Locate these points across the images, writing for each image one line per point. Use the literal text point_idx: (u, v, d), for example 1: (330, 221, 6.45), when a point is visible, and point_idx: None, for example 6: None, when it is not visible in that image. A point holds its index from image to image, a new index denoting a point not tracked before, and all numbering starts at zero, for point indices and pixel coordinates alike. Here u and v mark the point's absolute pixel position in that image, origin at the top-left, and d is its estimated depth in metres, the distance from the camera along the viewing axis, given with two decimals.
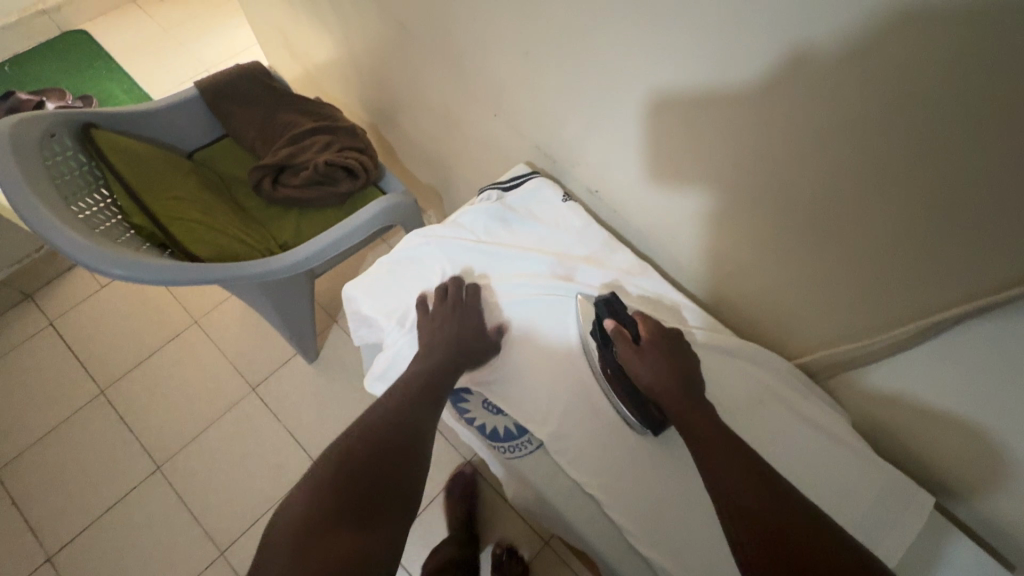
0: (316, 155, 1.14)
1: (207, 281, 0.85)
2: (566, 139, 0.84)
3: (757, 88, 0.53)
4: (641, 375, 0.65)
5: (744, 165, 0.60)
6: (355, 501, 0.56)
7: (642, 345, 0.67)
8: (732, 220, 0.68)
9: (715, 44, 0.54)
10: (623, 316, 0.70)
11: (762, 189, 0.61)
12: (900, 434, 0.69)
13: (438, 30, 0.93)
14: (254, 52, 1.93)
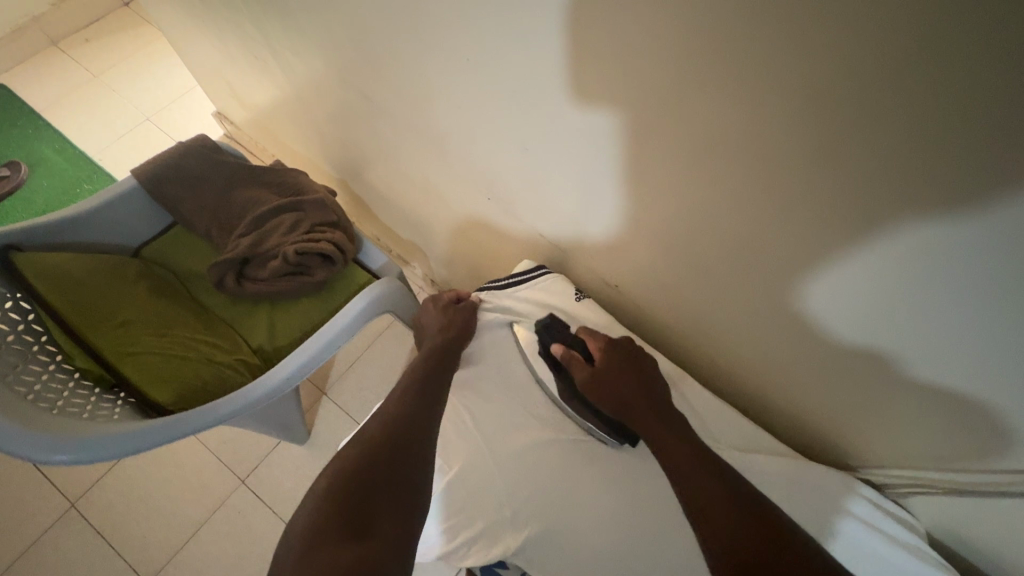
0: (284, 238, 1.00)
1: (172, 438, 0.73)
2: (580, 218, 0.76)
3: (842, 189, 0.45)
4: (601, 402, 0.66)
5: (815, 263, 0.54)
6: (358, 505, 0.51)
7: (593, 368, 0.68)
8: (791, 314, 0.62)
9: (777, 141, 0.46)
10: (568, 338, 0.72)
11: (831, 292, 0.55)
12: (986, 533, 0.63)
13: (416, 97, 0.82)
14: (198, 94, 1.74)
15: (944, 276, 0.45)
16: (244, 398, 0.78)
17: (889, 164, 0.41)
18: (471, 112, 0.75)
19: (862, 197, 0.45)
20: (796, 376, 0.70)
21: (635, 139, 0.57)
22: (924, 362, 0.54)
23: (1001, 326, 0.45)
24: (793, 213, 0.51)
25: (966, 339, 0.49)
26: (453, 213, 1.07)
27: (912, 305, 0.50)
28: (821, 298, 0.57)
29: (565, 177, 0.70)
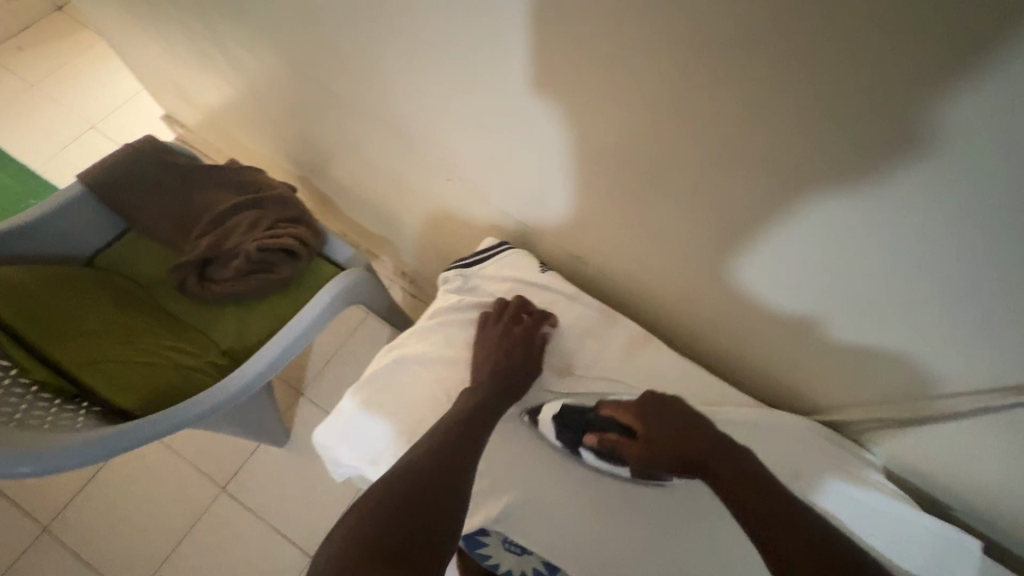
0: (246, 236, 0.98)
1: (141, 442, 0.71)
2: (539, 193, 0.77)
3: (782, 136, 0.47)
4: (663, 469, 0.61)
5: (763, 215, 0.56)
6: (395, 532, 0.48)
7: (642, 439, 0.62)
8: (751, 271, 0.64)
9: (718, 94, 0.47)
10: (592, 420, 0.65)
11: (783, 244, 0.57)
12: (935, 460, 0.67)
13: (368, 81, 0.81)
14: (144, 98, 1.68)
15: (837, 194, 0.48)
16: (213, 398, 0.77)
17: (828, 112, 0.43)
18: (429, 94, 0.74)
19: (810, 152, 0.47)
20: (757, 333, 0.73)
21: (590, 108, 0.58)
22: (853, 310, 0.59)
23: (913, 268, 0.50)
24: (742, 170, 0.52)
25: (883, 283, 0.53)
26: (417, 201, 1.06)
27: (834, 257, 0.54)
28: (749, 239, 0.60)
29: (523, 150, 0.71)
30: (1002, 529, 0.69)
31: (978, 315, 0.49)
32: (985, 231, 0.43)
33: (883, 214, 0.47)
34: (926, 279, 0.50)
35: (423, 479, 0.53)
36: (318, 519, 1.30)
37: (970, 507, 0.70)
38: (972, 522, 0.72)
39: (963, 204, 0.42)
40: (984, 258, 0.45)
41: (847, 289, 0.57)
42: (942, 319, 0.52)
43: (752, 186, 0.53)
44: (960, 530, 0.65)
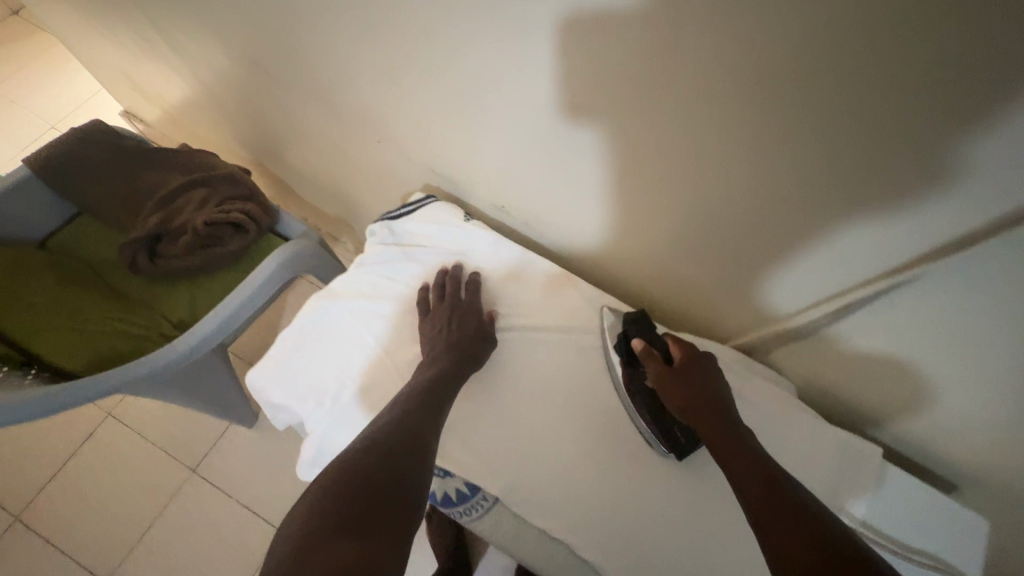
0: (194, 214, 1.01)
1: (91, 398, 0.77)
2: (454, 150, 0.78)
3: (634, 60, 0.48)
4: (674, 403, 0.59)
5: (642, 148, 0.57)
6: (363, 501, 0.45)
7: (677, 366, 0.60)
8: (649, 210, 0.65)
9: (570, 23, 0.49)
10: (652, 334, 0.66)
11: (666, 178, 0.58)
12: (844, 382, 0.69)
13: (289, 49, 0.83)
14: (102, 96, 1.69)
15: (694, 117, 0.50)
16: (159, 360, 0.83)
17: (666, 31, 0.45)
18: (343, 57, 0.76)
19: (687, 82, 0.47)
20: (670, 275, 0.74)
21: (477, 56, 0.59)
22: (778, 259, 0.60)
23: (817, 209, 0.51)
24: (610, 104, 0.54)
25: (798, 226, 0.54)
26: (361, 173, 1.08)
27: (745, 201, 0.55)
28: (639, 178, 0.60)
29: (431, 103, 0.73)
30: (914, 447, 0.71)
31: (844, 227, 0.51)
32: (870, 162, 0.44)
33: (778, 148, 0.48)
34: (835, 218, 0.51)
35: (387, 449, 0.50)
36: (287, 498, 1.31)
37: (883, 429, 0.72)
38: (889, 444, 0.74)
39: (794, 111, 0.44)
40: (869, 189, 0.46)
41: (759, 229, 0.57)
42: (821, 238, 0.54)
43: (623, 119, 0.55)
44: (867, 445, 0.67)
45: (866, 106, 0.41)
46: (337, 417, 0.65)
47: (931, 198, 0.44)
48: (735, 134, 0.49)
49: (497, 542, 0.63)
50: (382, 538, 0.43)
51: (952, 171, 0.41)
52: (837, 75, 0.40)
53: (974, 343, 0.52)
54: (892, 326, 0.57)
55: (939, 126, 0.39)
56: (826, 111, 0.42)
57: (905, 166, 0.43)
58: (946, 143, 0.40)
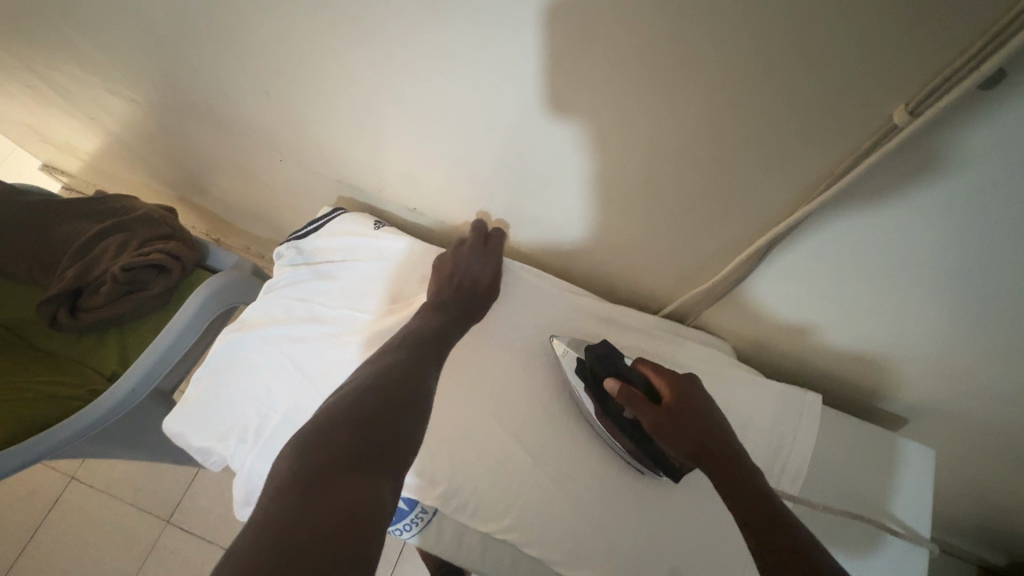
0: (112, 261, 0.97)
1: (19, 465, 0.75)
2: (365, 155, 0.79)
3: (490, 33, 0.49)
4: (674, 449, 0.54)
5: (527, 119, 0.58)
6: (365, 440, 0.45)
7: (668, 407, 0.56)
8: (553, 183, 0.65)
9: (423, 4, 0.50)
10: (624, 370, 0.61)
11: (557, 146, 0.59)
12: (769, 329, 0.70)
13: (182, 77, 0.82)
14: (19, 154, 1.63)
15: (560, 79, 0.51)
16: (86, 416, 0.80)
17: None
18: (237, 68, 0.74)
19: (539, 46, 0.48)
20: (591, 249, 0.75)
21: (364, 42, 0.58)
22: (683, 222, 0.61)
23: (703, 164, 0.52)
24: (494, 75, 0.54)
25: (691, 184, 0.55)
26: (285, 194, 1.07)
27: (638, 166, 0.56)
28: (532, 148, 0.61)
29: (329, 110, 0.73)
30: (846, 383, 0.73)
31: (725, 171, 0.52)
32: (736, 108, 0.45)
33: (651, 106, 0.49)
34: (722, 171, 0.52)
35: (388, 392, 0.51)
36: None
37: (815, 372, 0.74)
38: (823, 386, 0.76)
39: (655, 62, 0.44)
40: (743, 136, 0.47)
41: (655, 193, 0.59)
42: (708, 187, 0.54)
43: (506, 98, 0.56)
44: (804, 389, 0.67)
45: (717, 52, 0.41)
46: (262, 449, 0.62)
47: (797, 138, 0.45)
48: (608, 95, 0.50)
49: (445, 546, 0.62)
50: (386, 475, 0.44)
51: (808, 107, 0.42)
52: (683, 15, 0.40)
53: (880, 276, 0.54)
54: (807, 277, 0.59)
55: (785, 64, 0.40)
56: (682, 57, 0.43)
57: (769, 109, 0.44)
58: (790, 88, 0.41)
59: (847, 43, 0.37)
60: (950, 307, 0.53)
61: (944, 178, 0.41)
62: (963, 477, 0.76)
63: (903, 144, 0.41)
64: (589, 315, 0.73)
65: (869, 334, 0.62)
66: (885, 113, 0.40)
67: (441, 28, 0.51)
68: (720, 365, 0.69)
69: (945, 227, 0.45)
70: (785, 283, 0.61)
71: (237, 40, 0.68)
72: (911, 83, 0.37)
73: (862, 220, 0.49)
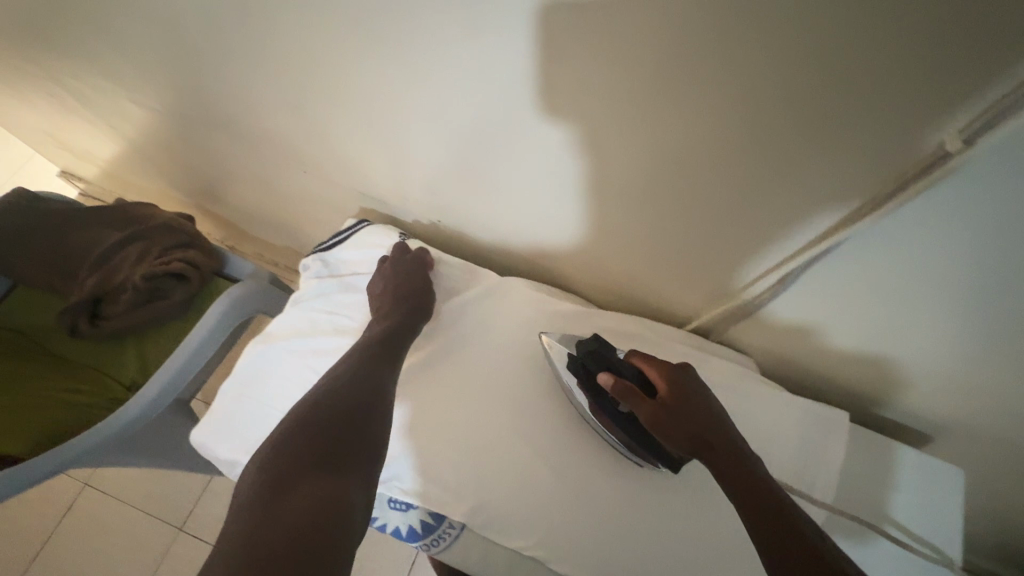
0: (132, 270, 0.97)
1: (43, 476, 0.75)
2: (388, 168, 0.80)
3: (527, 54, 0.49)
4: (674, 443, 0.54)
5: (559, 138, 0.58)
6: (322, 454, 0.50)
7: (663, 401, 0.55)
8: (581, 200, 0.65)
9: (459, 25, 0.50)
10: (616, 362, 0.59)
11: (590, 164, 0.59)
12: (797, 345, 0.70)
13: (207, 90, 0.83)
14: (38, 160, 1.64)
15: (598, 101, 0.51)
16: (109, 427, 0.80)
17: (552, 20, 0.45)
18: (263, 81, 0.74)
19: (577, 68, 0.48)
20: (616, 264, 0.75)
21: (395, 60, 0.58)
22: (715, 241, 0.61)
23: (747, 190, 0.52)
24: (528, 94, 0.54)
25: (732, 208, 0.55)
26: (304, 203, 1.07)
27: (672, 185, 0.56)
28: (563, 166, 0.61)
29: (354, 124, 0.74)
30: (874, 400, 0.72)
31: (763, 194, 0.52)
32: (786, 136, 0.45)
33: (700, 133, 0.49)
34: (766, 198, 0.52)
35: (340, 404, 0.54)
36: None
37: (840, 388, 0.73)
38: (847, 402, 0.75)
39: (710, 89, 0.44)
40: (786, 160, 0.47)
41: (687, 212, 0.58)
42: (744, 209, 0.54)
43: (539, 117, 0.56)
44: (833, 408, 0.67)
45: (774, 83, 0.41)
46: None
47: (850, 167, 0.45)
48: (655, 121, 0.50)
49: (471, 563, 0.62)
50: (341, 483, 0.48)
51: (863, 139, 0.42)
52: (730, 40, 0.40)
53: (914, 297, 0.54)
54: (839, 297, 0.59)
55: (845, 96, 0.40)
56: (727, 82, 0.43)
57: (820, 139, 0.44)
58: (836, 114, 0.41)
59: (911, 76, 0.37)
60: (982, 325, 0.53)
61: (987, 204, 0.42)
62: (989, 494, 0.76)
63: (957, 173, 0.41)
64: (614, 330, 0.72)
65: (894, 349, 0.62)
66: (942, 147, 0.40)
67: (477, 48, 0.51)
68: (748, 383, 0.69)
69: (976, 249, 0.46)
70: (816, 303, 0.61)
71: (267, 54, 0.69)
72: (971, 119, 0.38)
73: (875, 233, 0.49)
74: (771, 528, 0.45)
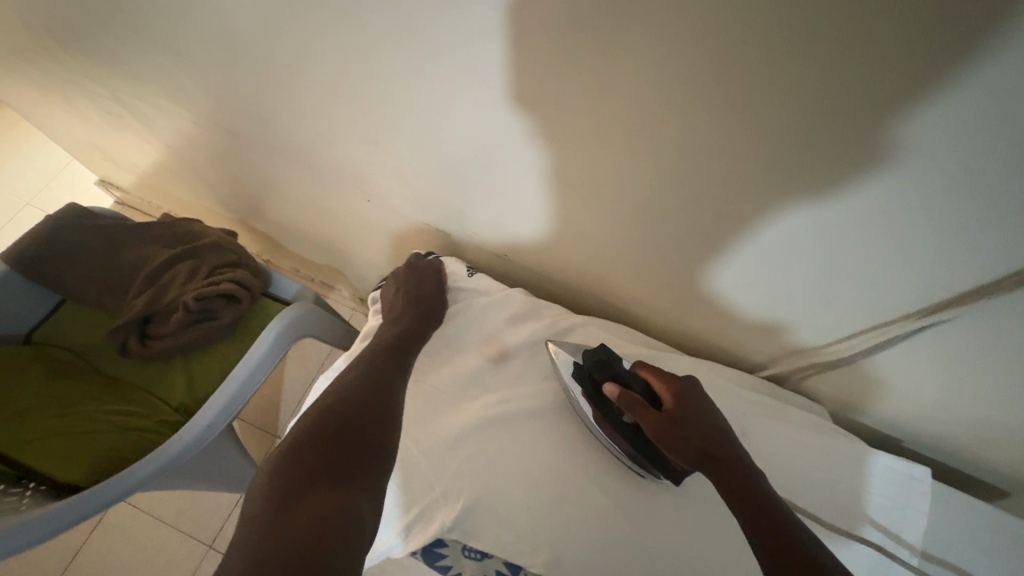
0: (183, 289, 0.96)
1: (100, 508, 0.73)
2: (461, 204, 0.81)
3: (648, 108, 0.50)
4: (675, 453, 0.58)
5: (665, 187, 0.58)
6: (333, 459, 0.50)
7: (668, 412, 0.60)
8: (672, 244, 0.66)
9: (582, 78, 0.50)
10: (622, 374, 0.64)
11: (693, 215, 0.59)
12: (875, 397, 0.70)
13: (278, 117, 0.83)
14: (75, 167, 1.64)
15: (721, 161, 0.51)
16: (164, 454, 0.78)
17: (690, 81, 0.45)
18: (342, 114, 0.74)
19: (707, 126, 0.48)
20: (691, 307, 0.75)
21: (496, 105, 0.59)
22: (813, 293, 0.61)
23: (761, 208, 0.54)
24: (636, 145, 0.54)
25: (765, 230, 0.57)
26: (356, 229, 1.07)
27: (783, 241, 0.56)
28: (664, 215, 0.62)
29: (434, 160, 0.74)
30: (948, 456, 0.72)
31: (887, 259, 0.52)
32: (839, 175, 0.47)
33: (754, 169, 0.50)
34: (807, 226, 0.53)
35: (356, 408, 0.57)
36: None
37: (915, 439, 0.72)
38: (922, 453, 0.74)
39: (773, 131, 0.46)
40: (918, 229, 0.47)
41: (792, 264, 0.59)
42: (859, 270, 0.55)
43: (645, 165, 0.56)
44: (916, 466, 0.66)
45: (757, 103, 0.44)
46: None
47: (836, 183, 0.47)
48: (658, 139, 0.53)
49: None
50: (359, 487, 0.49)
51: (849, 152, 0.44)
52: (888, 112, 0.40)
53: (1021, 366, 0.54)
54: (936, 359, 0.59)
55: (816, 116, 0.43)
56: (874, 152, 0.43)
57: (843, 166, 0.46)
58: (987, 195, 0.42)
59: (873, 99, 0.40)
60: (958, 329, 0.54)
61: (940, 206, 0.44)
62: None
63: (913, 182, 0.44)
64: (689, 374, 0.72)
65: (947, 390, 0.62)
66: (907, 162, 0.43)
67: (597, 102, 0.52)
68: (822, 437, 0.69)
69: (932, 247, 0.48)
70: (910, 362, 0.62)
71: (355, 89, 0.69)
72: (930, 138, 0.40)
73: (833, 232, 0.52)
74: (779, 532, 0.48)
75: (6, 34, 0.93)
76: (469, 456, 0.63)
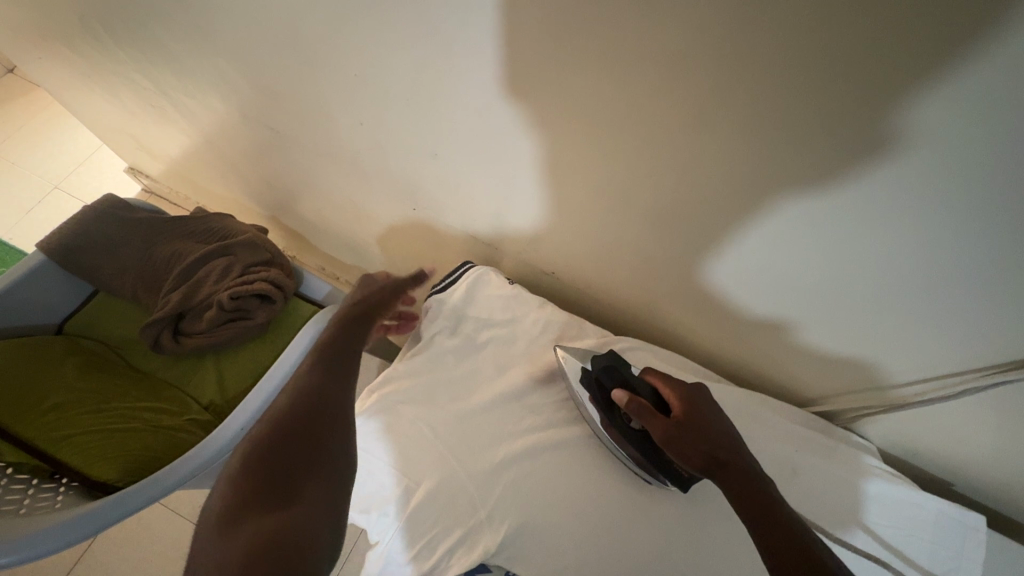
0: (216, 286, 0.95)
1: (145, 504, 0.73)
2: (508, 220, 0.80)
3: (738, 143, 0.49)
4: (683, 460, 0.57)
5: (740, 220, 0.57)
6: (277, 473, 0.47)
7: (677, 419, 0.59)
8: (741, 278, 0.65)
9: (667, 106, 0.49)
10: (631, 380, 0.64)
11: (769, 249, 0.58)
12: (927, 438, 0.69)
13: (325, 122, 0.82)
14: (106, 152, 1.64)
15: (812, 202, 0.50)
16: (202, 455, 0.77)
17: (788, 120, 0.45)
18: (395, 124, 0.73)
19: (799, 165, 0.48)
20: (744, 335, 0.74)
21: (562, 126, 0.58)
22: (886, 334, 0.60)
23: (844, 247, 0.53)
24: (716, 177, 0.53)
25: (847, 270, 0.55)
26: (392, 237, 1.07)
27: (862, 279, 0.55)
28: (737, 253, 0.62)
29: (483, 174, 0.73)
30: (996, 502, 0.71)
31: (971, 306, 0.51)
32: (935, 223, 0.46)
33: (843, 210, 0.49)
34: (890, 271, 0.53)
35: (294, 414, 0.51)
36: None
37: (964, 479, 0.71)
38: (970, 494, 0.72)
39: (871, 175, 0.45)
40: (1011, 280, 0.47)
41: (863, 303, 0.58)
42: (938, 314, 0.54)
43: (722, 195, 0.55)
44: (969, 512, 0.64)
45: (774, 95, 0.43)
46: (402, 526, 0.60)
47: (866, 191, 0.47)
48: (721, 161, 0.52)
49: None
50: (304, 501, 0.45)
51: (950, 202, 0.44)
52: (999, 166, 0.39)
53: None
54: (1002, 404, 0.59)
55: (836, 109, 0.42)
56: (976, 205, 0.43)
57: (943, 216, 0.45)
58: None
59: (975, 142, 0.39)
60: (987, 344, 0.54)
61: (946, 196, 0.43)
62: None
63: (920, 171, 0.43)
64: (739, 405, 0.71)
65: (995, 425, 0.61)
66: (998, 205, 0.42)
67: (680, 131, 0.51)
68: (873, 477, 0.68)
69: (995, 280, 0.48)
70: (973, 407, 0.61)
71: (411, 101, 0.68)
72: (966, 147, 0.40)
73: (864, 244, 0.51)
74: (778, 539, 0.49)
75: (55, 24, 0.93)
76: (515, 479, 0.63)
